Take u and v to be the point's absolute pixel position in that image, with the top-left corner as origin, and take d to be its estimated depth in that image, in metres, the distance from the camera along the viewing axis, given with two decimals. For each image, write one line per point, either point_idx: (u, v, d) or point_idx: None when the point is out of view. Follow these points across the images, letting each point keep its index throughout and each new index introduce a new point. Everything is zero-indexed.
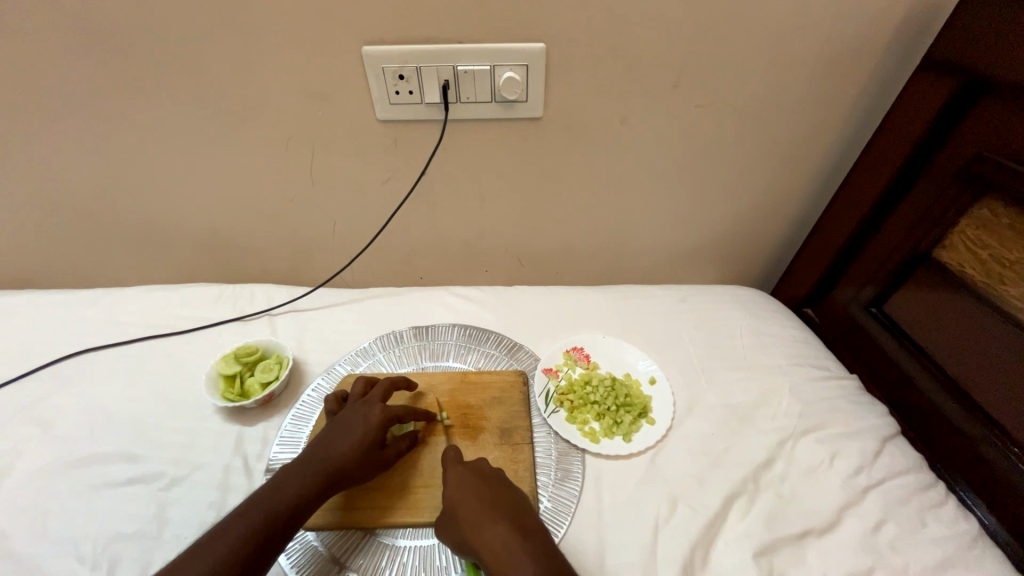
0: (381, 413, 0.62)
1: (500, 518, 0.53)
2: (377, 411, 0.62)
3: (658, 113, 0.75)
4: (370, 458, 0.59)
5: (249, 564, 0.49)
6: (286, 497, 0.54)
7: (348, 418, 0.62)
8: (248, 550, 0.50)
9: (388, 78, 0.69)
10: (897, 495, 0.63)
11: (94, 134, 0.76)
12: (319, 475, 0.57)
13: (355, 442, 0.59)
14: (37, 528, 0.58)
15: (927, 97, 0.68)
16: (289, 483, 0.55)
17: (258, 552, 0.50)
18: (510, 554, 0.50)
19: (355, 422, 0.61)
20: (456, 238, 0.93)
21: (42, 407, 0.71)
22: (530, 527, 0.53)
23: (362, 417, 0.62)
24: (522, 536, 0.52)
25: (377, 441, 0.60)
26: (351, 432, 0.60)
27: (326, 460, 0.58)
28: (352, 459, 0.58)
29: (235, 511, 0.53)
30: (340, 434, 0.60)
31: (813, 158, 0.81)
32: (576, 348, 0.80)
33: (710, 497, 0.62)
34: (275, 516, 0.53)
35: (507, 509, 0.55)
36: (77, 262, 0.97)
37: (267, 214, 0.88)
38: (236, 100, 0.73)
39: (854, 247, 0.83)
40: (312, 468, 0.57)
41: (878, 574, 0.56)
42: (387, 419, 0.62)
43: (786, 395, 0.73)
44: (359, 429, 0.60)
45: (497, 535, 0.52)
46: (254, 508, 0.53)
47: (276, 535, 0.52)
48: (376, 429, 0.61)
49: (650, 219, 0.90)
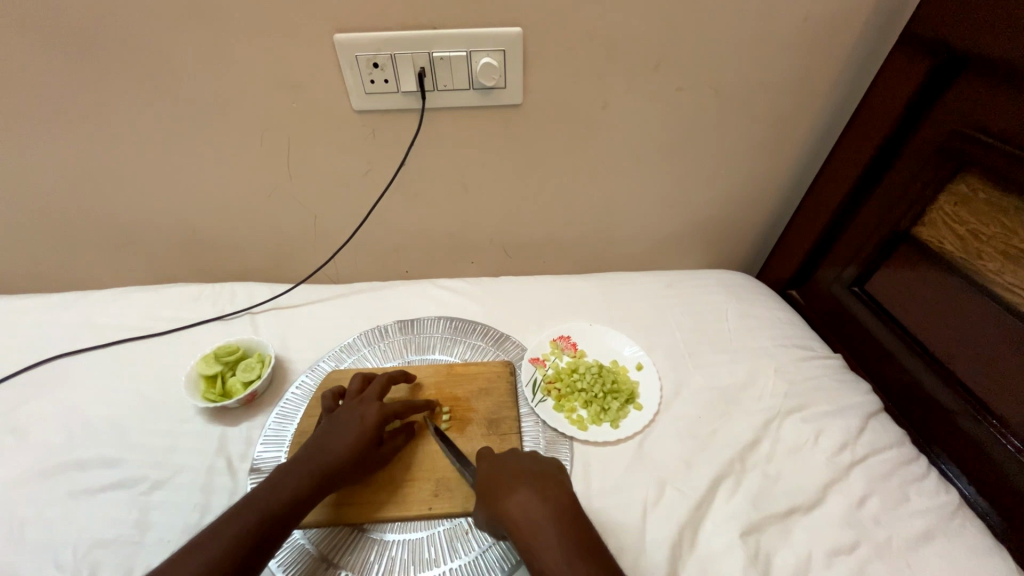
0: (378, 411, 0.61)
1: (525, 487, 0.53)
2: (374, 409, 0.62)
3: (639, 97, 0.74)
4: (368, 457, 0.59)
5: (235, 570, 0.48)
6: (281, 497, 0.53)
7: (344, 416, 0.61)
8: (242, 550, 0.49)
9: (362, 67, 0.67)
10: (881, 470, 0.63)
11: (57, 132, 0.73)
12: (315, 475, 0.56)
13: (351, 441, 0.59)
14: (15, 537, 0.57)
15: (907, 74, 0.67)
16: (284, 484, 0.55)
17: (252, 549, 0.50)
18: (536, 523, 0.50)
19: (351, 421, 0.60)
20: (439, 230, 0.92)
21: (17, 413, 0.69)
22: (557, 495, 0.52)
23: (358, 416, 0.61)
24: (548, 504, 0.51)
25: (373, 439, 0.60)
26: (347, 431, 0.59)
27: (322, 461, 0.57)
28: (348, 458, 0.58)
29: (230, 511, 0.52)
30: (336, 432, 0.59)
31: (795, 139, 0.81)
32: (563, 336, 0.80)
33: (698, 479, 0.62)
34: (269, 517, 0.52)
35: (533, 478, 0.54)
36: (49, 265, 0.94)
37: (244, 211, 0.86)
38: (204, 93, 0.70)
39: (836, 227, 0.83)
40: (307, 468, 0.56)
41: (863, 548, 0.57)
42: (384, 417, 0.61)
43: (771, 376, 0.74)
44: (356, 427, 0.60)
45: (523, 503, 0.51)
46: (248, 509, 0.52)
47: (270, 535, 0.51)
48: (373, 427, 0.60)
49: (634, 205, 0.90)
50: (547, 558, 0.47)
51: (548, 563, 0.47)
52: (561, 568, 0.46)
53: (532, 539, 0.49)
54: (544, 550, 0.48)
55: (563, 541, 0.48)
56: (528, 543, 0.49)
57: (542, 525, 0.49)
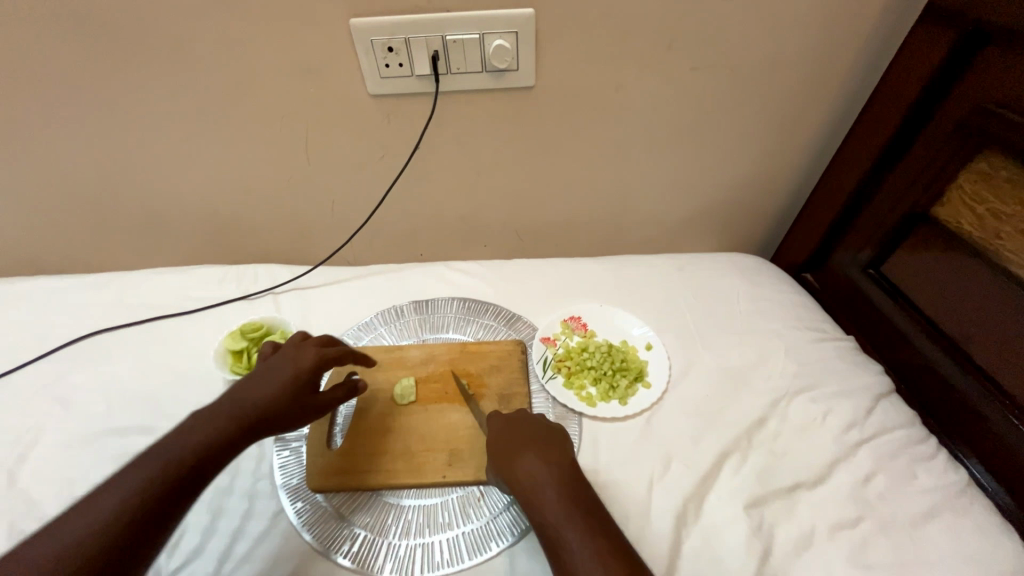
0: (314, 356, 0.59)
1: (531, 451, 0.55)
2: (310, 355, 0.59)
3: (651, 77, 0.74)
4: (296, 403, 0.56)
5: None
6: (194, 440, 0.50)
7: (278, 363, 0.58)
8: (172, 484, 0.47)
9: (377, 51, 0.69)
10: (889, 448, 0.64)
11: (90, 119, 0.77)
12: (240, 418, 0.53)
13: (280, 385, 0.56)
14: (65, 496, 0.62)
15: (928, 50, 0.66)
16: (202, 426, 0.51)
17: (180, 486, 0.48)
18: (538, 482, 0.52)
19: (284, 365, 0.58)
20: (453, 213, 0.94)
21: (62, 384, 0.74)
22: (559, 459, 0.55)
23: (294, 360, 0.58)
24: (550, 467, 0.54)
25: (306, 386, 0.57)
26: (279, 374, 0.57)
27: (247, 404, 0.54)
28: (273, 401, 0.55)
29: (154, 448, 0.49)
30: (266, 377, 0.57)
31: (811, 119, 0.80)
32: (574, 316, 0.81)
33: (704, 454, 0.64)
34: (192, 459, 0.49)
35: (538, 442, 0.57)
36: (84, 248, 0.99)
37: (265, 195, 0.89)
38: (227, 80, 0.73)
39: (852, 209, 0.82)
40: (229, 412, 0.53)
41: (867, 524, 0.58)
42: (318, 363, 0.58)
43: (781, 356, 0.74)
44: (286, 372, 0.57)
45: (527, 462, 0.54)
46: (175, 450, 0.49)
47: (195, 476, 0.49)
48: (305, 372, 0.57)
49: (646, 187, 0.90)
50: (546, 512, 0.50)
51: (547, 516, 0.50)
52: (559, 523, 0.49)
53: (533, 497, 0.51)
54: (544, 505, 0.50)
55: (562, 498, 0.51)
56: (530, 497, 0.52)
57: (544, 484, 0.52)
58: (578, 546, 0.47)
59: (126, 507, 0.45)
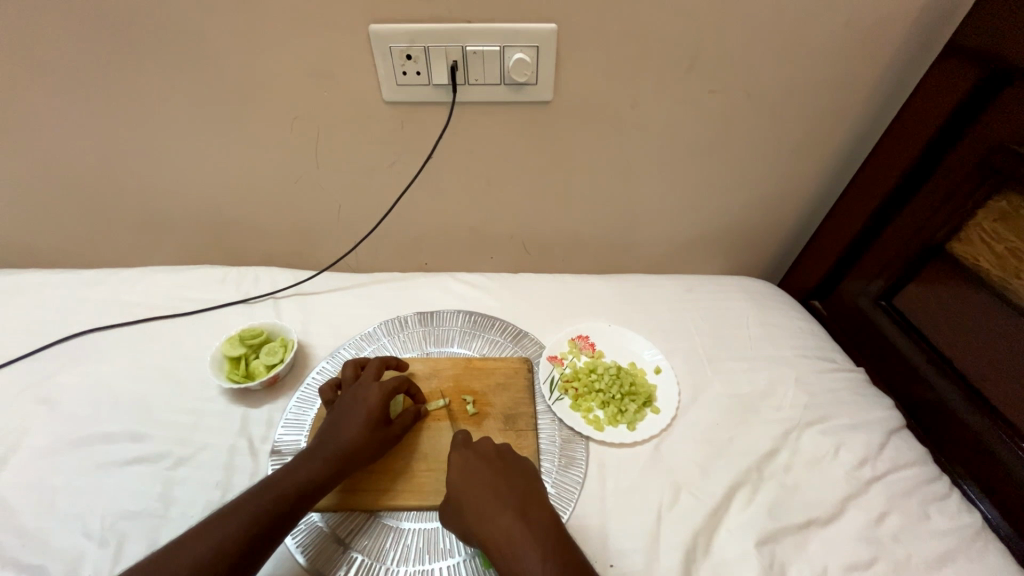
0: (379, 393, 0.62)
1: (507, 509, 0.53)
2: (375, 391, 0.63)
3: (671, 98, 0.73)
4: (376, 439, 0.60)
5: (252, 549, 0.49)
6: (296, 482, 0.55)
7: (347, 403, 0.62)
8: (259, 527, 0.50)
9: (395, 58, 0.68)
10: (902, 487, 0.63)
11: (96, 111, 0.75)
12: (330, 460, 0.57)
13: (360, 424, 0.60)
14: (45, 505, 0.59)
15: (948, 87, 0.66)
16: (298, 470, 0.56)
17: (276, 519, 0.52)
18: (521, 549, 0.50)
19: (354, 405, 0.62)
20: (461, 224, 0.92)
21: (48, 384, 0.71)
22: (540, 517, 0.53)
23: (361, 399, 0.62)
24: (530, 528, 0.51)
25: (380, 420, 0.61)
26: (354, 414, 0.61)
27: (336, 446, 0.58)
28: (359, 439, 0.59)
29: (244, 495, 0.53)
30: (343, 419, 0.61)
31: (827, 147, 0.80)
32: (582, 336, 0.80)
33: (715, 485, 0.62)
34: (283, 499, 0.53)
35: (519, 500, 0.54)
36: (79, 242, 0.96)
37: (271, 196, 0.87)
38: (239, 79, 0.71)
39: (864, 239, 0.82)
40: (322, 455, 0.57)
41: (880, 565, 0.56)
42: (386, 396, 0.62)
43: (792, 387, 0.73)
44: (361, 411, 0.61)
45: (507, 527, 0.52)
46: (265, 492, 0.53)
47: (285, 516, 0.52)
48: (377, 409, 0.61)
49: (657, 207, 0.89)
50: None
51: None
52: None
53: (514, 562, 0.49)
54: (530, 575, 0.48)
55: (548, 564, 0.48)
56: (513, 566, 0.49)
57: (524, 549, 0.50)
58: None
59: (216, 557, 0.47)
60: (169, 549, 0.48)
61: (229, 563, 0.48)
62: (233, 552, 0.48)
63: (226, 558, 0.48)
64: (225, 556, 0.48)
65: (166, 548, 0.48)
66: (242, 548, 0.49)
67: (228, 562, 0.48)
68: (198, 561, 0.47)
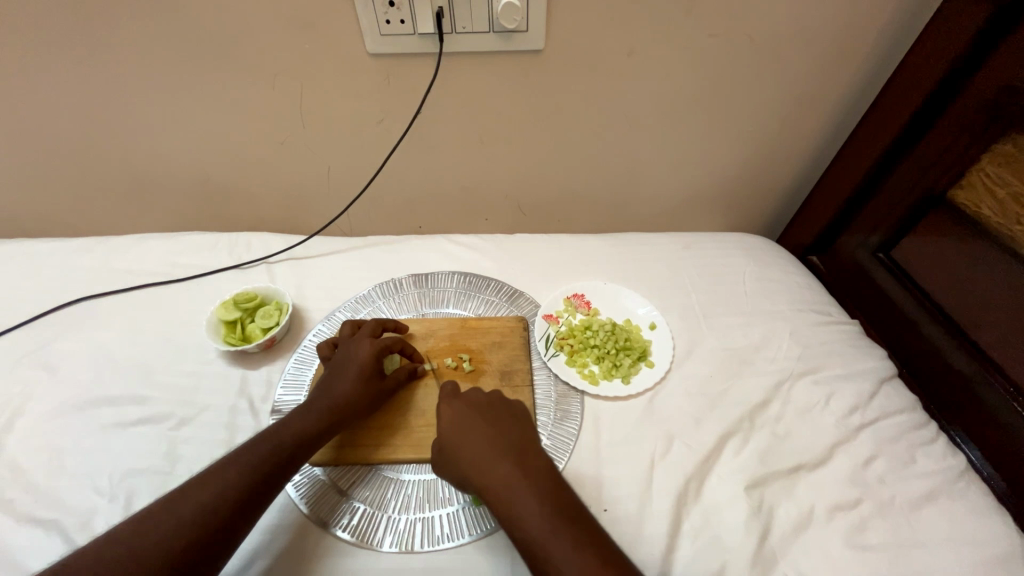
0: (371, 348, 0.63)
1: (506, 457, 0.53)
2: (366, 346, 0.64)
3: (669, 44, 0.70)
4: (369, 392, 0.61)
5: (255, 493, 0.51)
6: (292, 433, 0.56)
7: (341, 360, 0.63)
8: (262, 473, 0.52)
9: (377, 5, 0.64)
10: (890, 433, 0.64)
11: (65, 71, 0.71)
12: (325, 412, 0.58)
13: (353, 378, 0.61)
14: (54, 465, 0.60)
15: (960, 22, 0.62)
16: (294, 422, 0.57)
17: (279, 467, 0.53)
18: (515, 491, 0.50)
19: (347, 361, 0.63)
20: (454, 183, 0.90)
21: (48, 351, 0.72)
22: (535, 464, 0.53)
23: (353, 355, 0.63)
24: (528, 475, 0.51)
25: (373, 373, 0.62)
26: (347, 369, 0.62)
27: (330, 399, 0.59)
28: (353, 392, 0.60)
29: (242, 446, 0.54)
30: (337, 375, 0.62)
31: (830, 94, 0.77)
32: (577, 294, 0.80)
33: (707, 435, 0.63)
34: (280, 449, 0.54)
35: (514, 447, 0.54)
36: (66, 211, 0.94)
37: (258, 159, 0.85)
38: (212, 32, 0.67)
39: (866, 190, 0.80)
40: (317, 407, 0.59)
41: (865, 505, 0.58)
42: (378, 351, 0.63)
43: (786, 339, 0.73)
44: (353, 366, 0.62)
45: (507, 476, 0.51)
46: (263, 442, 0.54)
47: (285, 465, 0.54)
48: (369, 363, 0.62)
49: (654, 162, 0.87)
50: (530, 526, 0.48)
51: (527, 528, 0.48)
52: (539, 530, 0.47)
53: (514, 507, 0.49)
54: (526, 519, 0.48)
55: (544, 508, 0.48)
56: (513, 517, 0.49)
57: (522, 495, 0.49)
58: (565, 558, 0.45)
59: (220, 502, 0.49)
60: (174, 495, 0.49)
61: (233, 504, 0.49)
62: (236, 495, 0.50)
63: (230, 500, 0.49)
64: (228, 501, 0.49)
65: (172, 494, 0.49)
66: (247, 493, 0.50)
67: (233, 505, 0.49)
68: (205, 502, 0.49)
